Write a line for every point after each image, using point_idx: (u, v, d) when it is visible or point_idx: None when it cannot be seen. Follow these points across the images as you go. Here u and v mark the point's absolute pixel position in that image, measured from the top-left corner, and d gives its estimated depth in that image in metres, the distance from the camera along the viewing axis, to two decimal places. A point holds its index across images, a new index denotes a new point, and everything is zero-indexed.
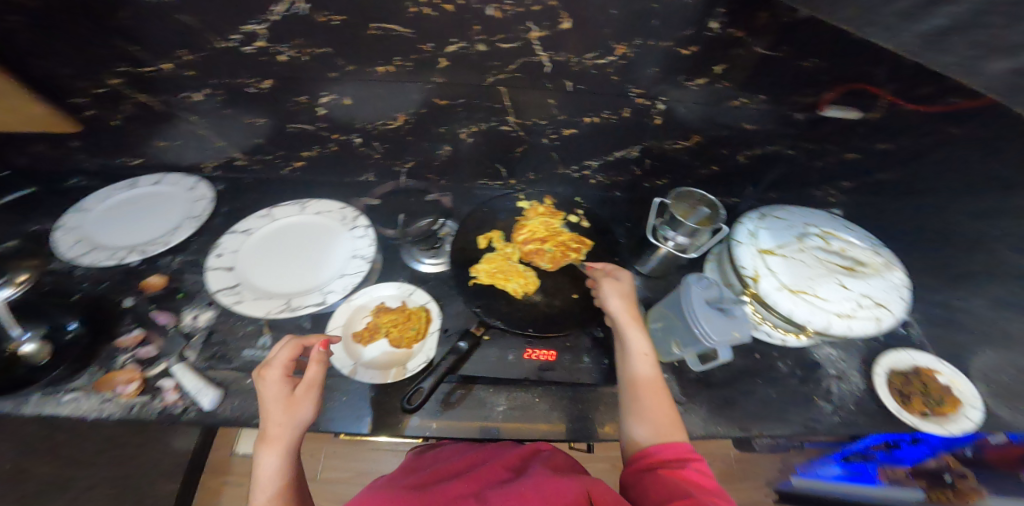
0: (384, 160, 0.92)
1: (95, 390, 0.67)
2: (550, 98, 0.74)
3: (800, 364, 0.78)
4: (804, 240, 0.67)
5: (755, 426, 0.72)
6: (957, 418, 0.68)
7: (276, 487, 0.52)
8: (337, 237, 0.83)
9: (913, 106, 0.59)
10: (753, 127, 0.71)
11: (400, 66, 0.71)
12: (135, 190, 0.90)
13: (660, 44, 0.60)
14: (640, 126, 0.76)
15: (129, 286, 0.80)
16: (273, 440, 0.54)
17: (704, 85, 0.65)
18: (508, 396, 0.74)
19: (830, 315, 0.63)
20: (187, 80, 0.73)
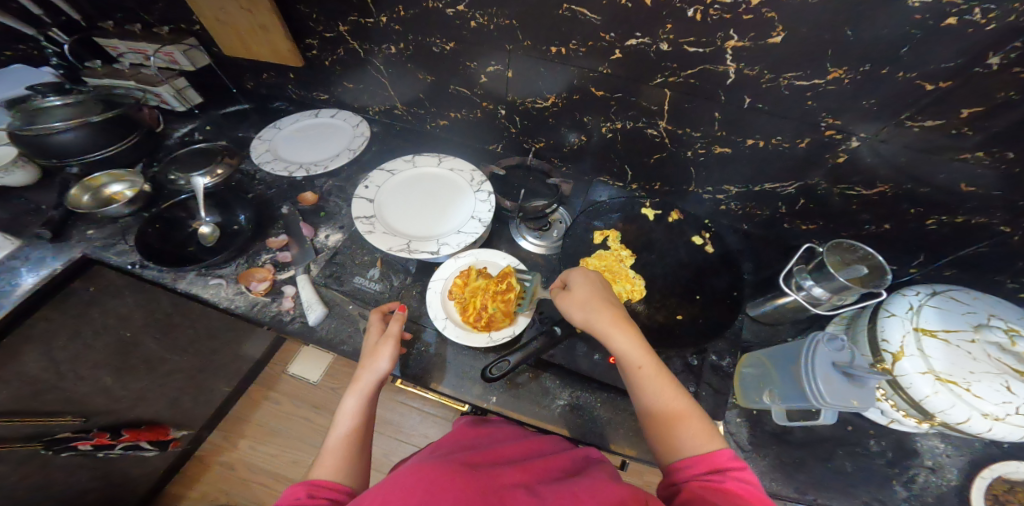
0: (518, 135, 0.94)
1: (236, 281, 0.79)
2: (716, 112, 0.71)
3: (893, 446, 0.70)
4: (980, 331, 0.58)
5: (814, 492, 0.67)
6: None
7: (350, 425, 0.59)
8: (464, 197, 0.86)
9: None
10: (974, 190, 0.62)
11: (572, 50, 0.72)
12: (314, 117, 1.01)
13: (901, 74, 0.56)
14: (811, 162, 0.71)
15: (290, 197, 0.92)
16: (356, 383, 0.62)
17: (933, 128, 0.59)
18: (571, 392, 0.73)
19: (975, 414, 0.56)
20: (391, 32, 0.80)
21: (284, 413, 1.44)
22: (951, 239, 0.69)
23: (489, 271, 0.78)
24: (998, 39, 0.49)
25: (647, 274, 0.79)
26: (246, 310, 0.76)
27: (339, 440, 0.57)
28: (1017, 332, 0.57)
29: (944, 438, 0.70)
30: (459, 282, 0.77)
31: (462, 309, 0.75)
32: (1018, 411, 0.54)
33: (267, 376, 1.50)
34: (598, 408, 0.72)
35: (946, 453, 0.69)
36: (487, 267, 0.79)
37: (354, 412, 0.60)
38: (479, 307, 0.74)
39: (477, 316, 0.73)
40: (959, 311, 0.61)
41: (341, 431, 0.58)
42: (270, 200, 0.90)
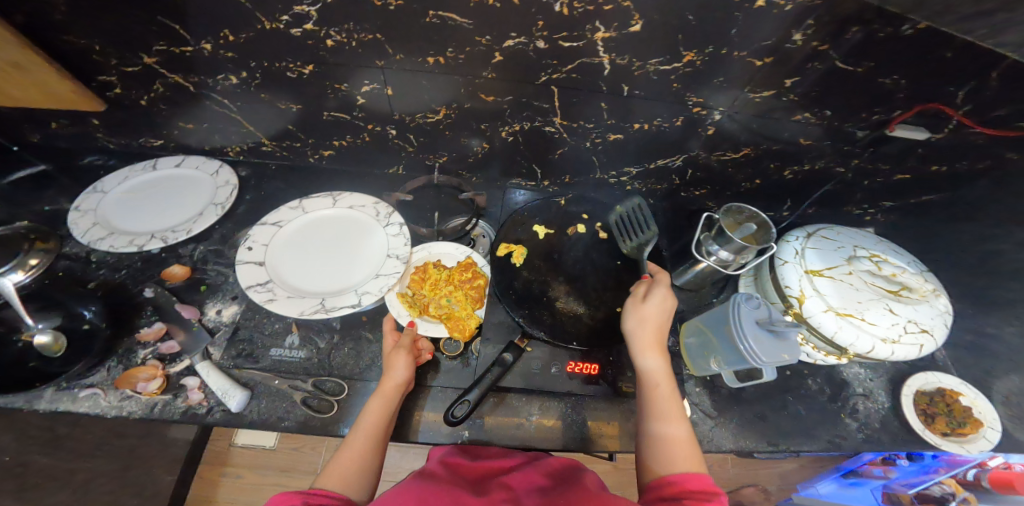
0: (417, 153, 0.88)
1: (116, 386, 0.66)
2: (603, 102, 0.72)
3: (829, 382, 0.80)
4: (854, 262, 0.68)
5: (784, 441, 0.73)
6: (976, 439, 0.72)
7: (372, 431, 0.58)
8: (370, 233, 0.79)
9: (984, 129, 0.60)
10: (809, 143, 0.73)
11: (451, 58, 0.66)
12: (153, 170, 0.87)
13: (734, 53, 0.59)
14: (690, 135, 0.76)
15: (149, 275, 0.78)
16: (383, 390, 0.61)
17: (768, 97, 0.66)
18: (540, 405, 0.73)
19: (876, 340, 0.63)
20: (226, 61, 0.68)
21: (252, 484, 1.32)
22: (809, 184, 0.82)
23: (445, 263, 0.78)
24: (796, 19, 0.53)
25: (581, 270, 0.79)
26: (145, 414, 0.65)
27: (359, 446, 0.56)
28: (879, 257, 0.68)
29: (862, 364, 0.82)
30: (416, 277, 0.75)
31: (422, 303, 0.73)
32: (906, 330, 0.63)
33: (214, 454, 1.36)
34: (569, 414, 0.72)
35: (870, 377, 0.80)
36: (442, 259, 0.79)
37: (378, 420, 0.59)
38: (444, 299, 0.73)
39: (441, 307, 0.74)
40: (832, 247, 0.71)
41: (361, 439, 0.57)
42: (123, 284, 0.76)
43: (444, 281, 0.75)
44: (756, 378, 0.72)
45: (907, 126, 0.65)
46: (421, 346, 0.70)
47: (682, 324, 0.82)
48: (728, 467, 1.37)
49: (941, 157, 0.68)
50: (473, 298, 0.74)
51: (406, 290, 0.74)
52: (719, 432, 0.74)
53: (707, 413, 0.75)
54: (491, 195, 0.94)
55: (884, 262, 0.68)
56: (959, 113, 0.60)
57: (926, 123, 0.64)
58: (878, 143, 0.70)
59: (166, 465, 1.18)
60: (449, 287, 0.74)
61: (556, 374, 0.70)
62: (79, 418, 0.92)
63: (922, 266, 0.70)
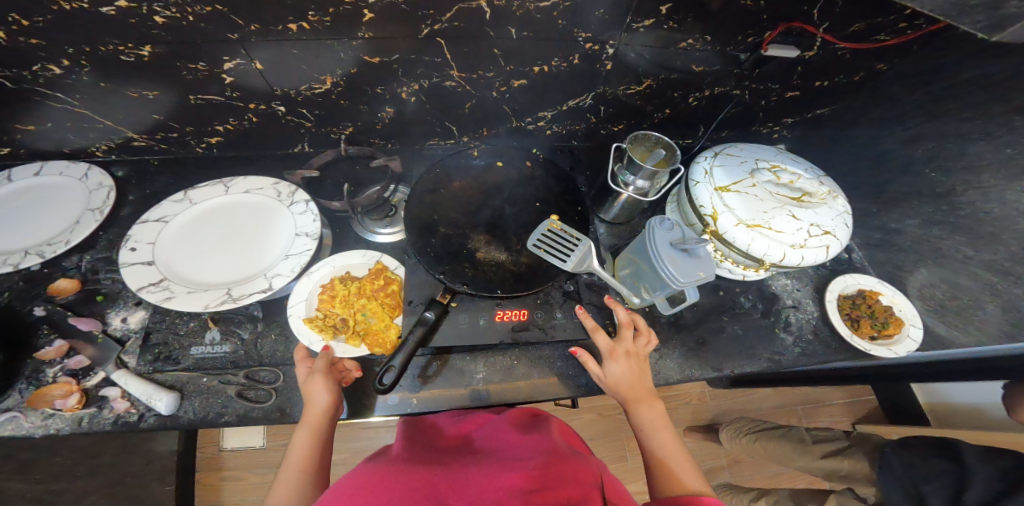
0: (318, 128, 0.84)
1: (32, 407, 0.65)
2: (495, 48, 0.68)
3: (760, 297, 0.81)
4: (756, 175, 0.69)
5: (725, 365, 0.74)
6: (900, 338, 0.74)
7: (304, 461, 0.58)
8: (273, 214, 0.77)
9: (847, 46, 0.64)
10: (702, 70, 0.73)
11: (316, 23, 0.61)
12: (8, 183, 0.80)
13: None
14: (592, 73, 0.74)
15: (34, 294, 0.74)
16: (307, 421, 0.60)
17: (651, 26, 0.64)
18: (485, 362, 0.75)
19: (785, 247, 0.64)
20: (31, 50, 0.61)
21: (252, 484, 1.35)
22: (710, 110, 0.83)
23: (355, 274, 0.76)
24: None
25: (500, 217, 0.78)
26: (72, 430, 0.64)
27: (294, 478, 0.56)
28: (777, 167, 0.70)
29: (789, 276, 0.83)
30: (326, 295, 0.73)
31: (335, 321, 0.71)
32: (811, 234, 0.64)
33: (205, 461, 1.37)
34: (516, 365, 0.76)
35: (796, 288, 0.82)
36: (350, 271, 0.77)
37: (308, 450, 0.59)
38: (356, 312, 0.72)
39: (358, 323, 0.71)
40: (736, 162, 0.72)
41: (294, 471, 0.57)
42: (8, 305, 0.72)
43: (354, 294, 0.73)
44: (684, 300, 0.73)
45: (777, 46, 0.65)
46: (343, 366, 0.67)
47: (615, 258, 0.83)
48: (706, 400, 1.50)
49: (821, 72, 0.71)
50: (387, 305, 0.73)
51: (315, 314, 0.72)
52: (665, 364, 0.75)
53: None
54: (405, 160, 0.91)
55: (783, 171, 0.70)
56: (820, 31, 0.62)
57: (790, 42, 0.65)
58: (761, 63, 0.70)
59: (159, 475, 1.17)
60: (362, 299, 0.73)
61: (485, 324, 0.69)
62: (43, 446, 0.92)
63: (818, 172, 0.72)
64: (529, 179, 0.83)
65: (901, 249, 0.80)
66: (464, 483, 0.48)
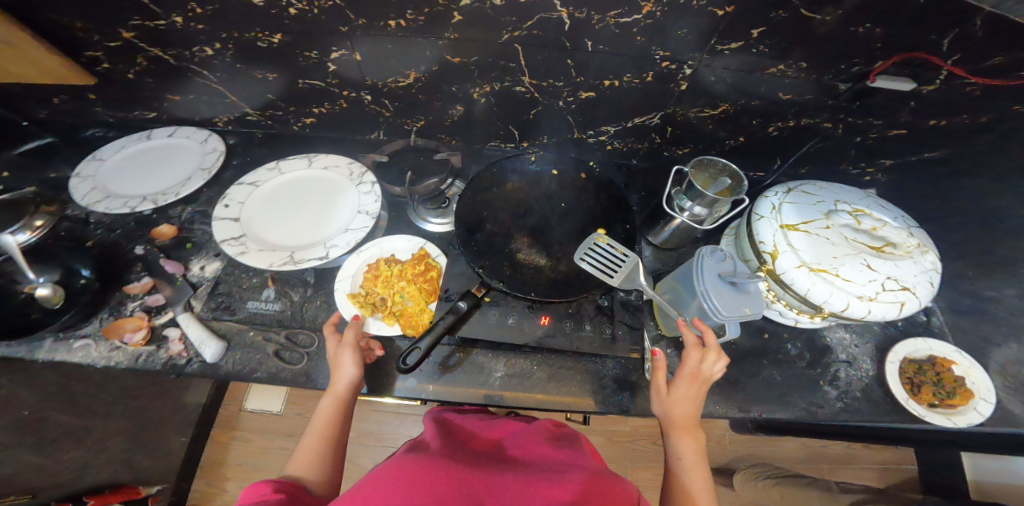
0: (394, 118, 0.88)
1: (106, 337, 0.69)
2: (569, 58, 0.71)
3: (809, 347, 0.78)
4: (833, 217, 0.66)
5: (755, 407, 0.73)
6: (965, 411, 0.68)
7: (324, 430, 0.60)
8: (339, 190, 0.81)
9: (977, 79, 0.56)
10: (791, 96, 0.71)
11: (411, 20, 0.65)
12: (146, 140, 0.90)
13: (693, 3, 0.58)
14: (663, 92, 0.75)
15: (139, 234, 0.81)
16: (331, 391, 0.63)
17: (735, 51, 0.64)
18: (505, 362, 0.75)
19: (851, 297, 0.62)
20: (197, 34, 0.70)
21: (260, 447, 1.38)
22: (795, 139, 0.80)
23: (398, 258, 0.79)
24: None
25: (543, 224, 0.81)
26: (130, 364, 0.68)
27: (312, 446, 0.59)
28: (860, 211, 0.65)
29: (849, 329, 0.78)
30: (370, 275, 0.76)
31: (375, 300, 0.74)
32: (885, 288, 0.61)
33: (225, 418, 1.42)
34: (534, 371, 0.75)
35: (855, 344, 0.77)
36: (394, 254, 0.79)
37: (330, 419, 0.61)
38: (394, 293, 0.74)
39: (396, 304, 0.73)
40: (811, 202, 0.69)
41: (316, 437, 0.60)
42: (116, 242, 0.79)
43: (395, 277, 0.75)
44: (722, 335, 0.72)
45: (888, 77, 0.61)
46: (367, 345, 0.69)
47: (658, 283, 0.81)
48: (723, 443, 1.41)
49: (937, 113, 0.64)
50: (424, 292, 0.75)
51: (359, 290, 0.74)
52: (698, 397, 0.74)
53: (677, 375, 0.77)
54: (467, 158, 0.94)
55: (867, 217, 0.65)
56: (946, 64, 0.56)
57: (904, 74, 0.60)
58: (864, 96, 0.66)
59: (180, 425, 1.25)
60: (402, 282, 0.74)
61: (513, 325, 0.72)
62: None
63: (910, 222, 0.67)
64: (583, 189, 0.84)
65: (979, 318, 0.73)
66: (503, 486, 0.49)
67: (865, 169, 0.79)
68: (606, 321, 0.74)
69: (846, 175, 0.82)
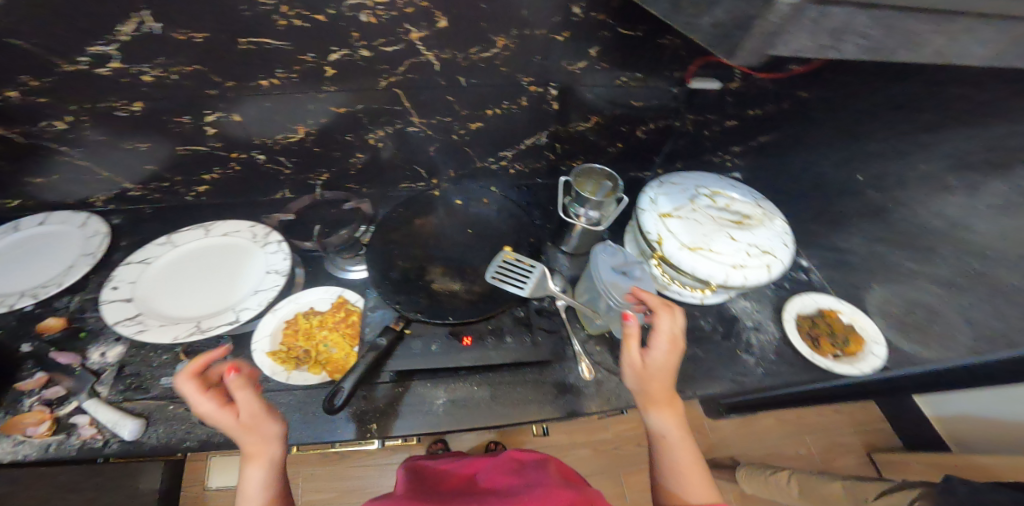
0: (296, 175, 0.90)
1: (5, 434, 0.67)
2: (448, 95, 0.74)
3: (721, 320, 0.79)
4: (696, 201, 0.73)
5: (688, 389, 0.70)
6: (865, 356, 0.73)
7: (267, 502, 0.52)
8: (245, 253, 0.82)
9: (763, 73, 0.71)
10: (643, 104, 0.79)
11: (285, 78, 0.68)
12: (15, 232, 0.84)
13: (537, 33, 0.64)
14: (541, 113, 0.80)
15: (24, 333, 0.77)
16: (253, 458, 0.52)
17: (586, 69, 0.71)
18: (447, 388, 0.74)
19: (727, 268, 0.65)
20: (45, 108, 0.67)
21: None
22: (660, 138, 0.88)
23: (317, 309, 0.79)
24: None
25: (456, 253, 0.84)
26: (40, 456, 0.66)
27: None
28: (715, 194, 0.74)
29: (748, 297, 0.81)
30: (289, 330, 0.76)
31: (297, 354, 0.73)
32: (750, 255, 0.66)
33: (188, 501, 1.34)
34: (477, 391, 0.74)
35: (755, 310, 0.80)
36: (313, 306, 0.79)
37: (266, 489, 0.53)
38: (317, 343, 0.74)
39: (320, 353, 0.74)
40: (678, 191, 0.75)
41: None
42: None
43: (316, 327, 0.76)
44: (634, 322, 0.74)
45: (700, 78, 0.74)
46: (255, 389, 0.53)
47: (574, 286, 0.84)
48: None
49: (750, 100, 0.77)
50: (348, 336, 0.76)
51: (278, 347, 0.73)
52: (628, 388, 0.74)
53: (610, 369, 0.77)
54: (376, 202, 0.96)
55: (721, 198, 0.73)
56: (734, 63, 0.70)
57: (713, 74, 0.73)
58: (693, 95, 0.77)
59: None
60: (324, 331, 0.76)
61: (437, 350, 0.75)
62: None
63: (758, 196, 0.75)
64: (489, 212, 0.88)
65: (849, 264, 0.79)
66: None
67: (725, 156, 0.89)
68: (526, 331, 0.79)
69: (712, 163, 0.92)
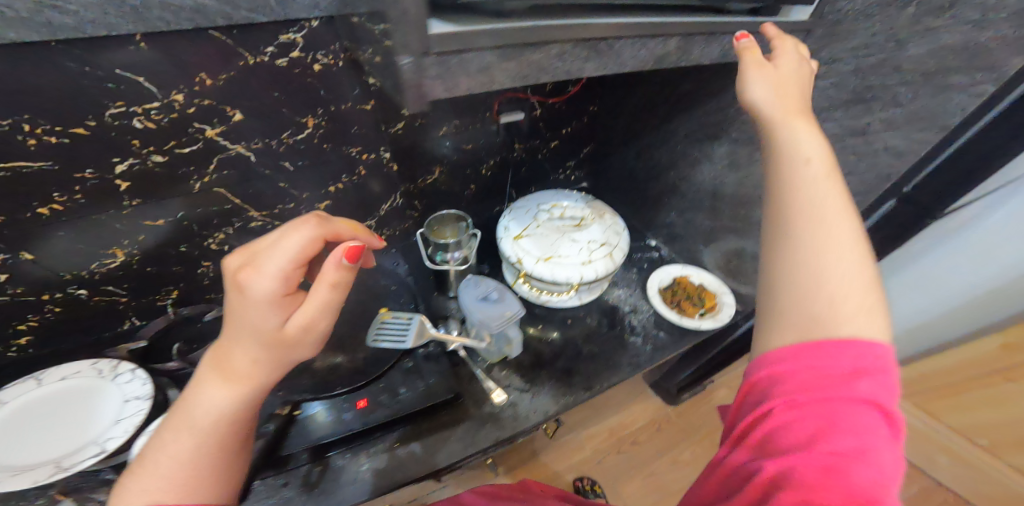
0: (139, 300, 0.70)
1: None
2: (281, 182, 0.70)
3: (603, 313, 0.74)
4: (537, 218, 0.74)
5: (598, 382, 0.63)
6: (720, 308, 0.77)
7: (213, 427, 0.36)
8: (87, 393, 0.62)
9: (555, 99, 0.85)
10: (473, 146, 0.85)
11: (67, 203, 0.55)
12: None
13: (343, 106, 0.66)
14: (384, 177, 0.80)
15: None
16: (228, 368, 0.37)
17: (406, 127, 0.75)
18: (366, 454, 0.57)
19: (578, 266, 0.67)
20: None
21: None
22: (504, 175, 0.96)
23: None
24: (356, 67, 0.63)
25: None
26: None
27: (192, 447, 0.35)
28: (553, 206, 0.77)
29: (621, 285, 0.80)
30: None
31: None
32: (593, 249, 0.69)
33: None
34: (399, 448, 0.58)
35: (629, 295, 0.78)
36: None
37: (218, 414, 0.36)
38: None
39: None
40: (520, 212, 0.77)
41: (194, 438, 0.36)
42: None
43: None
44: (509, 342, 0.65)
45: (506, 113, 0.83)
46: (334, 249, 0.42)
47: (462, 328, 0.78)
48: None
49: (559, 122, 0.91)
50: None
51: None
52: (538, 403, 0.61)
53: (522, 388, 0.63)
54: None
55: (559, 209, 0.77)
56: (528, 94, 0.82)
57: (515, 108, 0.83)
58: (509, 129, 0.87)
59: None
60: None
61: (336, 421, 0.57)
62: None
63: (588, 199, 0.80)
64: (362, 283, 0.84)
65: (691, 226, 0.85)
66: None
67: (568, 170, 1.03)
68: (418, 377, 0.63)
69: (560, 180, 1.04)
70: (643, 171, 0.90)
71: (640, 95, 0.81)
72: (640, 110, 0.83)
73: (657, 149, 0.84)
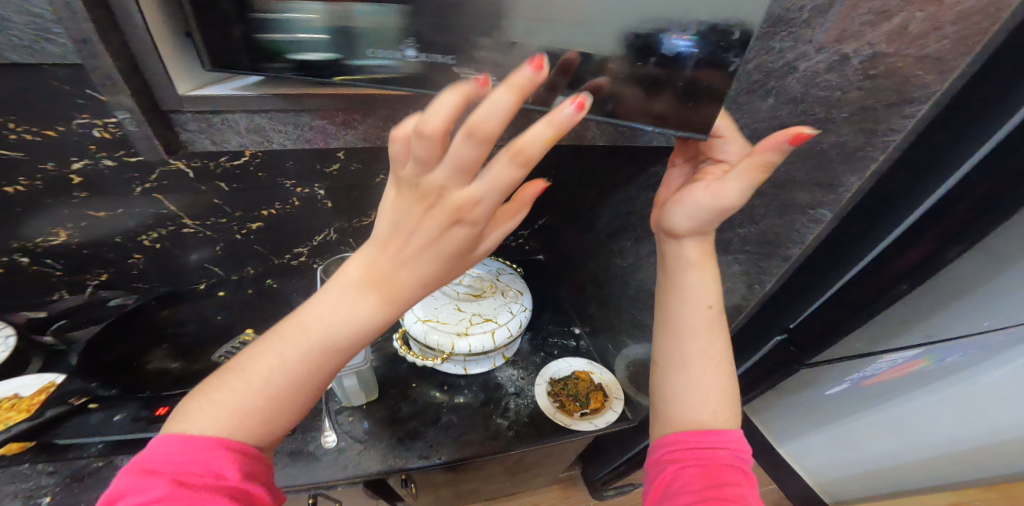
0: (71, 277, 0.74)
1: None
2: (214, 199, 0.74)
3: (483, 388, 0.71)
4: None
5: (436, 452, 0.61)
6: (602, 412, 0.70)
7: (333, 359, 0.28)
8: None
9: None
10: None
11: (30, 186, 0.62)
12: None
13: None
14: (316, 212, 0.83)
15: None
16: (400, 287, 0.27)
17: (341, 169, 0.77)
18: None
19: (451, 336, 0.66)
20: None
21: None
22: None
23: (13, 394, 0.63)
24: None
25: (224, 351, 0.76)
26: None
27: (303, 382, 0.28)
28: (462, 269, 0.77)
29: (515, 364, 0.76)
30: None
31: None
32: (473, 322, 0.68)
33: None
34: None
35: (520, 376, 0.74)
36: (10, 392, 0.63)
37: (361, 340, 0.28)
38: None
39: None
40: None
41: (279, 380, 0.28)
42: None
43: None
44: (360, 385, 0.63)
45: None
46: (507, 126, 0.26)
47: None
48: None
49: None
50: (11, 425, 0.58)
51: None
52: (366, 456, 0.60)
53: (358, 438, 0.62)
54: None
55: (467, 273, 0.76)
56: None
57: None
58: None
59: None
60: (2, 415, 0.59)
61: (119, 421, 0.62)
62: None
63: (502, 271, 0.79)
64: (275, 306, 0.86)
65: (610, 325, 0.76)
66: None
67: (518, 240, 0.98)
68: None
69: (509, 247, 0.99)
70: (576, 250, 0.86)
71: (581, 175, 0.79)
72: (579, 189, 0.81)
73: (589, 230, 0.81)
